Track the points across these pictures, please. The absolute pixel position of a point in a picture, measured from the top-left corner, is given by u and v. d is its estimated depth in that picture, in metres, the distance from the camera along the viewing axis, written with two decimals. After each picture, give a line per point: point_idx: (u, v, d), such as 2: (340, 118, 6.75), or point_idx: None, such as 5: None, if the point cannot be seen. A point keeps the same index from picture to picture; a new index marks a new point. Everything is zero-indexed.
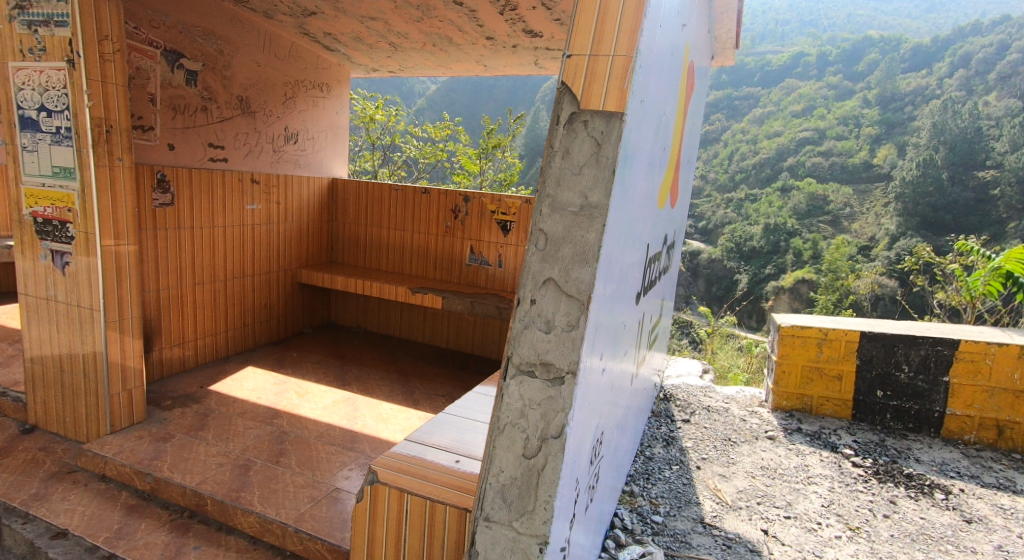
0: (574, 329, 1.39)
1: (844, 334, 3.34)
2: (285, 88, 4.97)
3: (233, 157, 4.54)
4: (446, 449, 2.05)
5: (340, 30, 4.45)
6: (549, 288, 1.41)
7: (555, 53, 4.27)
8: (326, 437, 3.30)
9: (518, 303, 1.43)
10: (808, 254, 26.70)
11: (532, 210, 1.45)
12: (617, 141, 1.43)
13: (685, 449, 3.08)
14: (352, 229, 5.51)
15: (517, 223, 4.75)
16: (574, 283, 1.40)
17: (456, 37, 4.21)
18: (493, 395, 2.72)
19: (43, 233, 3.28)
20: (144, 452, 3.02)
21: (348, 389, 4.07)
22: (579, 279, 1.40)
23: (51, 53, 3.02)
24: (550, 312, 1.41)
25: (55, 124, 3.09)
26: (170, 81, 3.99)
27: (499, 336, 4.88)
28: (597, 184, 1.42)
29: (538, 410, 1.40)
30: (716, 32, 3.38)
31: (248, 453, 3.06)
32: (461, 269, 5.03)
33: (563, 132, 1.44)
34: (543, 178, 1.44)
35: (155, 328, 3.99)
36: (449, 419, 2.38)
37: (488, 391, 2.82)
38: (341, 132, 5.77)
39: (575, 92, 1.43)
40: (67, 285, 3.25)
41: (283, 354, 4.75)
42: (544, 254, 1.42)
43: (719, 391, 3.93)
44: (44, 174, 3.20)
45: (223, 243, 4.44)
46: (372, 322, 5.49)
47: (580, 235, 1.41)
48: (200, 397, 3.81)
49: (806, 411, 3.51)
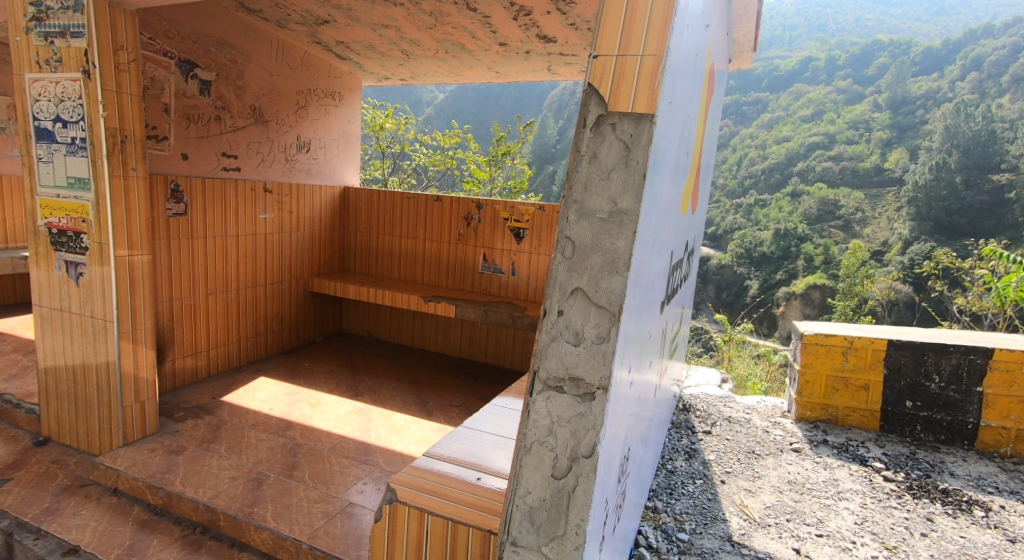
0: (605, 341, 1.33)
1: (869, 342, 3.24)
2: (297, 97, 4.96)
3: (245, 166, 4.52)
4: (468, 464, 1.98)
5: (352, 38, 4.44)
6: (578, 298, 1.35)
7: (569, 58, 4.22)
8: (340, 450, 3.24)
9: (545, 315, 1.37)
10: (820, 259, 26.39)
11: (558, 217, 1.39)
12: (647, 143, 1.37)
13: (708, 462, 2.99)
14: (363, 237, 5.47)
15: (530, 230, 4.69)
16: (604, 293, 1.34)
17: (468, 43, 4.18)
18: (511, 407, 2.65)
19: (57, 243, 3.26)
20: (156, 465, 2.99)
21: (360, 400, 4.01)
22: (609, 289, 1.33)
23: (67, 63, 3.00)
24: (579, 322, 1.34)
25: (70, 135, 3.08)
26: (184, 90, 3.98)
27: (513, 346, 4.81)
28: (626, 188, 1.36)
29: (568, 429, 1.33)
30: (734, 35, 3.32)
31: (261, 466, 3.01)
32: (474, 278, 4.98)
33: (591, 135, 1.38)
34: (570, 182, 1.39)
35: (167, 338, 3.97)
36: (469, 433, 2.31)
37: (505, 403, 2.75)
38: (353, 141, 5.76)
39: (603, 93, 1.37)
40: (81, 296, 3.23)
41: (296, 363, 4.71)
42: (572, 263, 1.36)
43: (740, 401, 3.83)
44: (59, 185, 3.19)
45: (235, 252, 4.42)
46: (384, 331, 5.45)
47: (610, 242, 1.35)
48: (212, 408, 3.77)
49: (832, 423, 3.41)
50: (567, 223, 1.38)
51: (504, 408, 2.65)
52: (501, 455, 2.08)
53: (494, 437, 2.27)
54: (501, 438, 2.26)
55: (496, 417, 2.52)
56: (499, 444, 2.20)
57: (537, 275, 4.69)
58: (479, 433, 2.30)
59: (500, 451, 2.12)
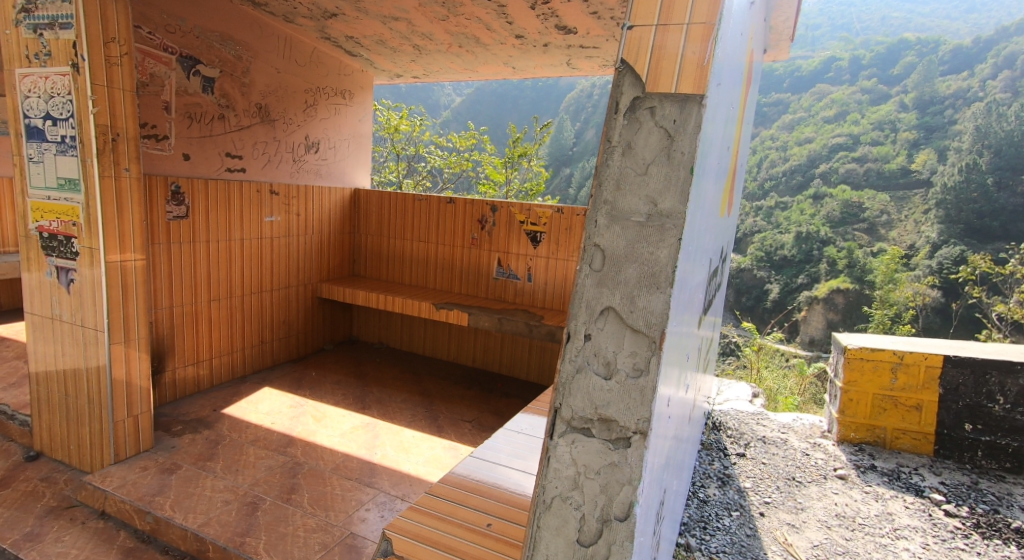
0: (644, 373, 1.09)
1: (923, 358, 2.94)
2: (306, 95, 4.77)
3: (251, 166, 4.34)
4: (481, 512, 1.80)
5: (362, 33, 4.25)
6: (611, 319, 1.11)
7: (589, 50, 3.97)
8: (342, 471, 3.01)
9: (569, 339, 1.13)
10: (844, 263, 25.70)
11: (585, 221, 1.15)
12: (695, 130, 1.12)
13: (743, 491, 2.71)
14: (374, 241, 5.27)
15: (547, 234, 4.43)
16: (641, 314, 1.09)
17: (483, 37, 3.96)
18: (526, 432, 2.42)
19: (48, 248, 3.09)
20: (147, 486, 2.80)
21: (367, 413, 3.80)
22: (648, 310, 1.09)
23: (57, 57, 2.83)
24: (611, 349, 1.10)
25: (61, 133, 2.91)
26: (185, 88, 3.81)
27: (529, 355, 4.55)
28: (668, 184, 1.11)
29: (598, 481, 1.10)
30: (772, 21, 3.04)
31: (257, 488, 2.80)
32: (488, 284, 4.74)
33: (624, 122, 1.14)
34: (597, 177, 1.15)
35: (167, 347, 3.79)
36: (484, 469, 2.08)
37: (519, 426, 2.51)
38: (364, 141, 5.57)
39: (640, 71, 1.13)
40: (72, 304, 3.06)
41: (302, 373, 4.52)
42: (602, 277, 1.12)
43: (774, 418, 3.54)
44: (50, 186, 3.02)
45: (240, 256, 4.24)
46: (395, 338, 5.24)
47: (648, 251, 1.10)
48: (212, 422, 3.58)
49: (879, 446, 3.12)
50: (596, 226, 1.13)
51: (519, 434, 2.42)
52: (521, 502, 1.87)
53: (511, 475, 2.04)
54: (521, 477, 2.03)
55: (509, 447, 2.29)
56: (518, 485, 1.98)
57: (555, 281, 4.43)
58: (495, 469, 2.08)
59: (521, 497, 1.91)
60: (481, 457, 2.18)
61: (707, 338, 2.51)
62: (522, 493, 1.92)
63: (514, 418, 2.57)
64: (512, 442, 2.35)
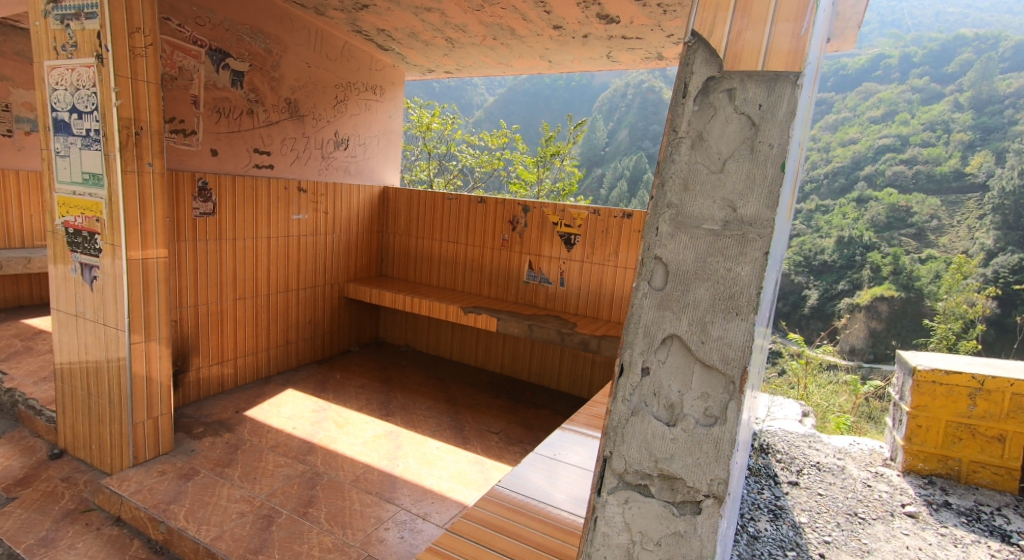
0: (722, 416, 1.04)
1: (1007, 384, 2.65)
2: (336, 91, 4.66)
3: (279, 163, 4.24)
4: (506, 558, 1.65)
5: (394, 25, 4.10)
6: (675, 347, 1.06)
7: (632, 42, 3.74)
8: (362, 483, 2.87)
9: (626, 371, 1.10)
10: (889, 270, 24.58)
11: (645, 226, 1.08)
12: (787, 116, 0.99)
13: (799, 527, 2.45)
14: (402, 241, 5.13)
15: (582, 236, 4.20)
16: (713, 349, 1.03)
17: (520, 28, 3.76)
18: (561, 461, 2.21)
19: (73, 244, 3.02)
20: (163, 493, 2.69)
21: (391, 421, 3.65)
22: (725, 347, 1.03)
23: (81, 48, 2.74)
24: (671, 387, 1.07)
25: (85, 127, 2.82)
26: (214, 81, 3.71)
27: (560, 364, 4.34)
28: (749, 182, 1.01)
29: (657, 535, 1.11)
30: (839, 7, 2.76)
31: (274, 500, 2.67)
32: (519, 288, 4.54)
33: (695, 108, 1.04)
34: (661, 174, 1.06)
35: (192, 345, 3.72)
36: (512, 504, 1.90)
37: (552, 450, 2.29)
38: (394, 138, 5.44)
39: (716, 46, 1.02)
40: (95, 302, 2.98)
41: (327, 375, 4.40)
42: (663, 297, 1.06)
43: (827, 442, 3.25)
44: (75, 181, 2.94)
45: (266, 254, 4.15)
46: (422, 340, 5.10)
47: (722, 264, 1.02)
48: (234, 424, 3.48)
49: (951, 479, 2.82)
50: (658, 232, 1.06)
51: (551, 459, 2.22)
52: (553, 548, 1.69)
53: (540, 515, 1.85)
54: (550, 517, 1.84)
55: (540, 476, 2.09)
56: (548, 527, 1.79)
57: (589, 286, 4.20)
58: (523, 505, 1.89)
59: (553, 542, 1.72)
60: (507, 489, 1.99)
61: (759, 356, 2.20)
62: (553, 539, 1.74)
63: (544, 441, 2.37)
64: (543, 469, 2.14)
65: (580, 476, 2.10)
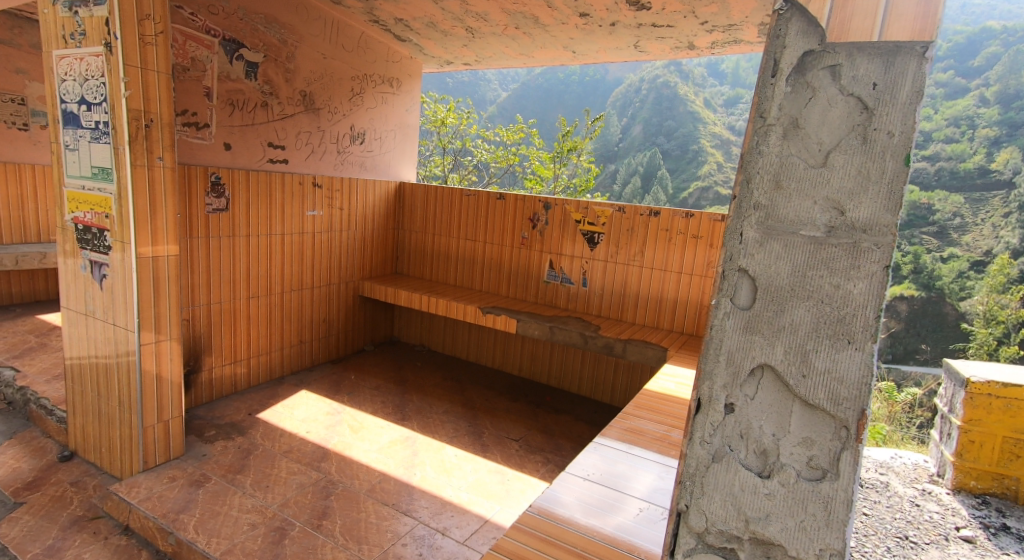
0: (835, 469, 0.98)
1: None
2: (352, 83, 4.53)
3: (294, 158, 4.12)
4: None
5: (413, 15, 3.96)
6: (765, 378, 1.01)
7: (661, 31, 3.57)
8: (378, 494, 2.75)
9: (706, 405, 1.07)
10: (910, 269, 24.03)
11: (724, 233, 1.03)
12: (908, 96, 0.90)
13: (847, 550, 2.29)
14: (418, 238, 5.00)
15: (606, 235, 4.04)
16: (812, 389, 0.98)
17: (543, 16, 3.61)
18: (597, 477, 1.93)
19: (83, 242, 2.86)
20: (172, 501, 2.58)
21: (407, 426, 3.53)
22: (832, 392, 0.97)
23: (90, 36, 2.60)
24: (759, 423, 1.03)
25: (95, 119, 2.69)
26: (227, 73, 3.59)
27: (581, 368, 4.19)
28: (855, 176, 0.94)
29: None
30: None
31: (287, 510, 2.56)
32: (539, 288, 4.39)
33: (788, 90, 0.97)
34: (747, 169, 1.00)
35: (204, 345, 3.61)
36: (546, 536, 1.64)
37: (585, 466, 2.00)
38: (411, 133, 5.30)
39: (819, 13, 0.94)
40: (104, 301, 2.84)
41: (342, 376, 4.29)
42: (748, 321, 1.01)
43: (868, 455, 3.09)
44: (84, 175, 2.79)
45: (281, 251, 4.05)
46: (438, 341, 4.98)
47: (827, 279, 0.96)
48: (246, 427, 3.37)
49: (1007, 499, 2.67)
50: (743, 239, 1.01)
51: (587, 478, 1.92)
52: None
53: (577, 547, 1.60)
54: (590, 551, 1.58)
55: (576, 497, 1.81)
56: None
57: (613, 287, 4.04)
58: (558, 535, 1.64)
59: None
60: (537, 514, 1.73)
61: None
62: None
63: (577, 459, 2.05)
64: (579, 493, 1.84)
65: (622, 501, 1.81)
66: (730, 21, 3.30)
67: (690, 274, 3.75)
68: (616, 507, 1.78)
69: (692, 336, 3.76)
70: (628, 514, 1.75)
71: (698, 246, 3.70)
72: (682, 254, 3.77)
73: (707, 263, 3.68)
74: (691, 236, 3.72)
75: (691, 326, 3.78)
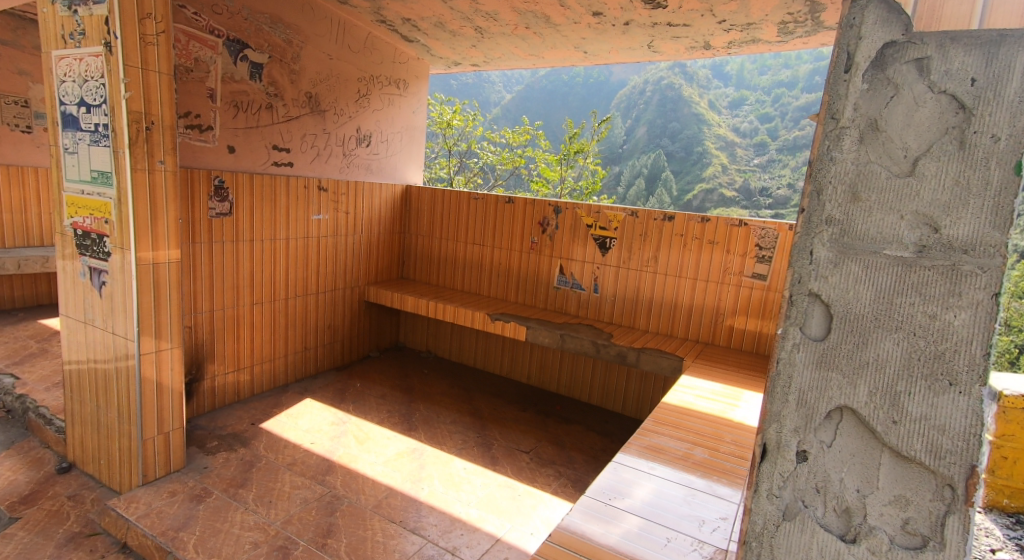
0: (936, 534, 0.96)
1: None
2: (358, 85, 4.44)
3: (299, 160, 4.03)
4: None
5: (420, 15, 3.87)
6: (843, 422, 1.02)
7: (677, 30, 3.47)
8: (385, 510, 2.65)
9: (779, 450, 1.07)
10: None
11: (792, 260, 1.04)
12: (1016, 92, 0.87)
13: None
14: (425, 242, 4.91)
15: (618, 240, 3.93)
16: (903, 440, 0.96)
17: (555, 15, 3.51)
18: (621, 503, 1.75)
19: (82, 247, 2.77)
20: (172, 518, 2.49)
21: (415, 437, 3.43)
22: (929, 443, 0.95)
23: (90, 36, 2.50)
24: (838, 472, 1.02)
25: (94, 121, 2.58)
26: (231, 74, 3.50)
27: (592, 377, 4.08)
28: (950, 187, 0.92)
29: None
30: None
31: (290, 528, 2.46)
32: (548, 294, 4.28)
33: (865, 89, 0.96)
34: (817, 178, 1.01)
35: (207, 352, 3.52)
36: None
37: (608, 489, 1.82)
38: (418, 135, 5.21)
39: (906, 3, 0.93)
40: (104, 309, 2.74)
41: (347, 384, 4.19)
42: (822, 355, 1.02)
43: None
44: (83, 180, 2.69)
45: (285, 256, 3.96)
46: (444, 347, 4.89)
47: (919, 308, 0.94)
48: (249, 438, 3.27)
49: None
50: (814, 258, 1.01)
51: (612, 503, 1.74)
52: None
53: None
54: None
55: (601, 526, 1.62)
56: None
57: (625, 294, 3.93)
58: None
59: None
60: (560, 547, 1.53)
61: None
62: None
63: (596, 481, 1.85)
64: (604, 522, 1.65)
65: (652, 531, 1.63)
66: (749, 19, 3.20)
67: (706, 280, 3.63)
68: (646, 537, 1.59)
69: (707, 344, 3.65)
70: (658, 546, 1.56)
71: (714, 251, 3.59)
72: (696, 260, 3.65)
73: (723, 269, 3.57)
74: (707, 242, 3.60)
75: (706, 334, 3.67)
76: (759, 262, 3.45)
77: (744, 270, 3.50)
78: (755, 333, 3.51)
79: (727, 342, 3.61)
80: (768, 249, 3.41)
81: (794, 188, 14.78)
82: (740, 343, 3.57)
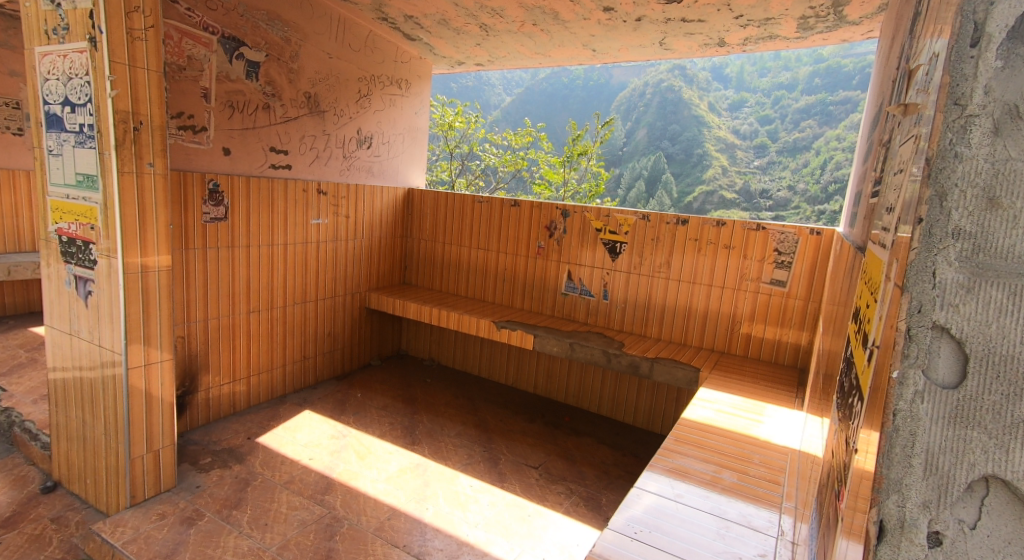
0: None
1: None
2: (359, 84, 4.29)
3: (297, 163, 3.88)
4: None
5: (423, 12, 3.73)
6: (991, 497, 0.72)
7: (691, 26, 3.33)
8: (387, 533, 2.50)
9: (901, 549, 0.73)
10: None
11: (905, 287, 0.71)
12: None
13: None
14: (428, 247, 4.76)
15: (629, 245, 3.78)
16: None
17: (564, 11, 3.37)
18: (650, 535, 1.60)
19: (67, 254, 2.62)
20: (160, 543, 2.34)
21: (418, 451, 3.28)
22: None
23: (74, 30, 2.35)
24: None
25: (79, 121, 2.43)
26: (227, 73, 3.36)
27: (602, 387, 3.93)
28: None
29: None
30: None
31: (286, 554, 2.32)
32: (556, 300, 4.14)
33: (1001, 66, 0.68)
34: (937, 181, 0.70)
35: (201, 363, 3.37)
36: None
37: (634, 520, 1.67)
38: (420, 137, 5.08)
39: None
40: (90, 320, 2.59)
41: (347, 394, 4.04)
42: (955, 417, 0.72)
43: None
44: (68, 183, 2.54)
45: (283, 262, 3.82)
46: (448, 355, 4.74)
47: None
48: (244, 454, 3.12)
49: None
50: (939, 281, 0.70)
51: (638, 536, 1.59)
52: None
53: None
54: None
55: None
56: None
57: (635, 301, 3.78)
58: None
59: None
60: None
61: (868, 168, 1.66)
62: None
63: (620, 511, 1.70)
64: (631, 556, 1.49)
65: None
66: (768, 14, 3.06)
67: (722, 286, 3.48)
68: None
69: (722, 353, 3.49)
70: None
71: (730, 256, 3.43)
72: (712, 265, 3.50)
73: (740, 275, 3.42)
74: (723, 246, 3.45)
75: (722, 343, 3.51)
76: (778, 268, 3.30)
77: (762, 276, 3.35)
78: (773, 342, 3.35)
79: (744, 351, 3.45)
80: (787, 253, 3.27)
81: (794, 189, 14.80)
82: (758, 352, 3.41)
